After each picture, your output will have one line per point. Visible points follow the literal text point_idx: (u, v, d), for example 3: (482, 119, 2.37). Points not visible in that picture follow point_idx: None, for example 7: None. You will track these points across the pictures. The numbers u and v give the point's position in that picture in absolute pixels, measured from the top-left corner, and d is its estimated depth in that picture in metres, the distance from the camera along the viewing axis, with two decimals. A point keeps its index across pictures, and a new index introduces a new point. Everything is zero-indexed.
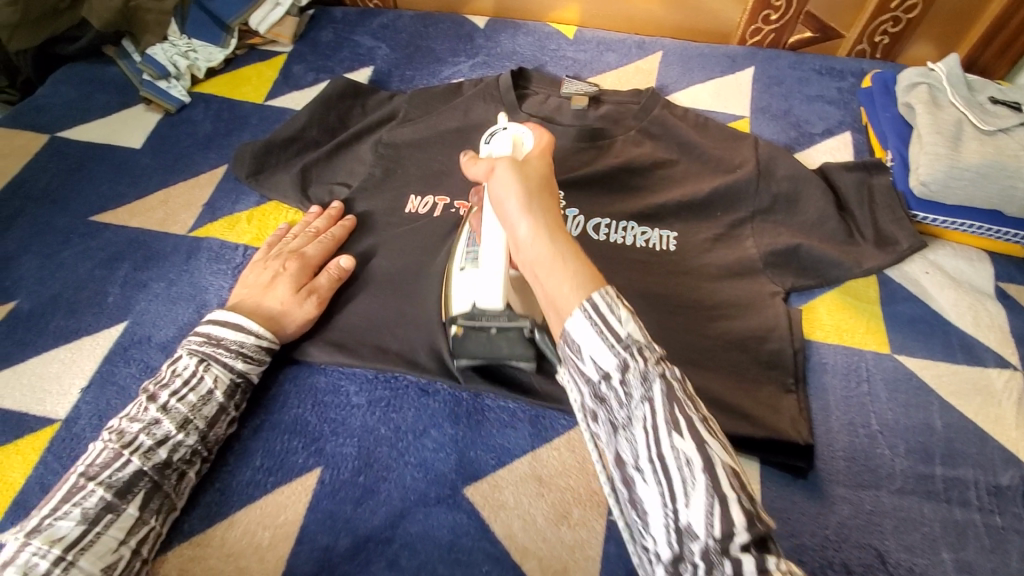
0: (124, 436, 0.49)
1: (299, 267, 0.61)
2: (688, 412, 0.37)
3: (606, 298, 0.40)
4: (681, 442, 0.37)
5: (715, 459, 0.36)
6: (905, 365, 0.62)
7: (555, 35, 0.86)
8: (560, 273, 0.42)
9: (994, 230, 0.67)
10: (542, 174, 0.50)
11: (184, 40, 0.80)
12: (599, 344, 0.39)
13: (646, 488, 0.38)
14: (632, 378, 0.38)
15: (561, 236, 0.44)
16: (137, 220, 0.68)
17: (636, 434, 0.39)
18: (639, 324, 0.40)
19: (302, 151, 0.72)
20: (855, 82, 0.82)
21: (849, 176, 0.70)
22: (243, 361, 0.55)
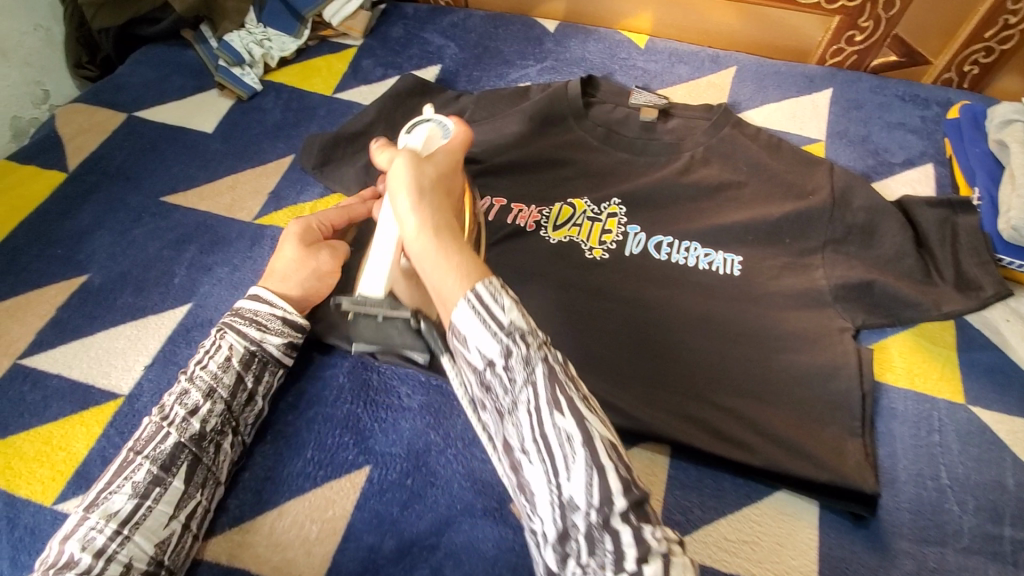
0: (162, 410, 0.51)
1: (302, 227, 0.60)
2: (568, 393, 0.39)
3: (490, 287, 0.40)
4: (562, 420, 0.39)
5: (593, 433, 0.39)
6: (979, 418, 0.58)
7: (627, 43, 0.84)
8: (446, 272, 0.41)
9: None
10: (444, 169, 0.48)
11: (260, 28, 0.81)
12: (482, 331, 0.39)
13: (531, 469, 0.40)
14: (517, 362, 0.39)
15: (446, 230, 0.43)
16: (205, 204, 0.70)
17: (521, 418, 0.40)
18: (522, 310, 0.40)
19: (367, 145, 0.72)
20: (941, 112, 0.78)
21: (931, 213, 0.66)
22: (255, 328, 0.55)
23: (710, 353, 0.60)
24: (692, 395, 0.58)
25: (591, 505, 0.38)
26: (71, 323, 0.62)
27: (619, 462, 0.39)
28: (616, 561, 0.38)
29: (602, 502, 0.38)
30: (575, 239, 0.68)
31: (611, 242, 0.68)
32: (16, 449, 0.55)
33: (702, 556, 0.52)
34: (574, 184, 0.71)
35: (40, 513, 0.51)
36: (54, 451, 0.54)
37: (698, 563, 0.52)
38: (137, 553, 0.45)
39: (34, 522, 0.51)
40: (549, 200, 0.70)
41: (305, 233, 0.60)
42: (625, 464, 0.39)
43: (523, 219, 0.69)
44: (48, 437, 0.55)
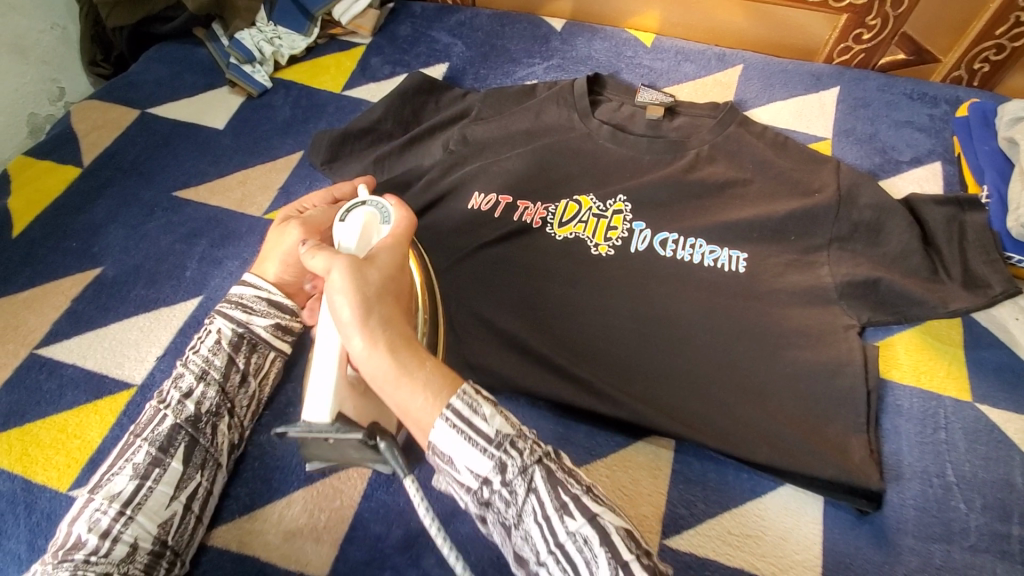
0: (160, 394, 0.52)
1: (285, 210, 0.61)
2: (571, 490, 0.41)
3: (466, 398, 0.41)
4: (573, 523, 0.40)
5: (609, 527, 0.39)
6: (986, 416, 0.58)
7: (633, 42, 0.85)
8: (413, 397, 0.41)
9: None
10: (392, 271, 0.46)
11: (271, 27, 0.83)
12: (474, 451, 0.40)
13: None
14: (512, 476, 0.40)
15: (403, 348, 0.42)
16: (216, 199, 0.71)
17: (530, 529, 0.40)
18: (508, 421, 0.42)
19: (375, 143, 0.74)
20: (949, 110, 0.78)
21: (939, 211, 0.66)
22: (240, 309, 0.55)
23: (715, 349, 0.60)
24: (696, 390, 0.58)
25: None
26: (85, 315, 0.63)
27: (637, 547, 0.39)
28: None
29: None
30: (581, 235, 0.68)
31: (617, 239, 0.68)
32: (32, 437, 0.56)
33: (705, 550, 0.52)
34: (580, 181, 0.72)
35: (56, 499, 0.52)
36: (68, 439, 0.55)
37: (702, 557, 0.52)
38: (142, 534, 0.46)
39: (50, 508, 0.52)
40: (555, 197, 0.71)
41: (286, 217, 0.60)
42: (643, 547, 0.40)
43: (530, 215, 0.69)
44: (63, 425, 0.56)
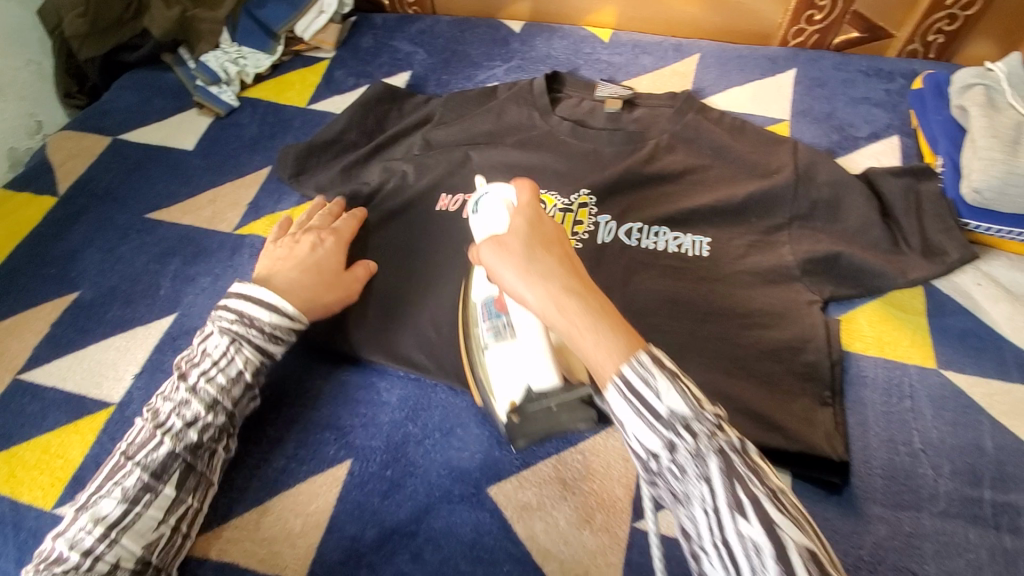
0: (158, 415, 0.52)
1: (336, 242, 0.64)
2: (751, 487, 0.35)
3: (640, 369, 0.37)
4: (745, 526, 0.34)
5: (789, 543, 0.33)
6: (952, 382, 0.59)
7: (591, 38, 0.86)
8: (590, 333, 0.39)
9: (998, 230, 0.64)
10: (542, 228, 0.45)
11: (234, 47, 0.85)
12: (639, 423, 0.38)
13: (714, 570, 0.37)
14: (683, 458, 0.37)
15: (574, 290, 0.41)
16: (188, 217, 0.73)
17: (696, 513, 0.37)
18: (685, 396, 0.37)
19: (342, 153, 0.75)
20: (906, 84, 0.79)
21: (896, 182, 0.67)
22: (271, 342, 0.56)
23: (681, 333, 0.61)
24: None
25: None
26: (64, 338, 0.65)
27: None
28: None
29: None
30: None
31: (583, 233, 0.69)
32: (18, 458, 0.57)
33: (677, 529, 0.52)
34: (545, 177, 0.73)
35: (42, 517, 0.54)
36: (51, 458, 0.57)
37: (674, 537, 0.52)
38: (125, 554, 0.47)
39: (38, 525, 0.53)
40: None
41: (336, 252, 0.63)
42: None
43: None
44: (47, 446, 0.58)
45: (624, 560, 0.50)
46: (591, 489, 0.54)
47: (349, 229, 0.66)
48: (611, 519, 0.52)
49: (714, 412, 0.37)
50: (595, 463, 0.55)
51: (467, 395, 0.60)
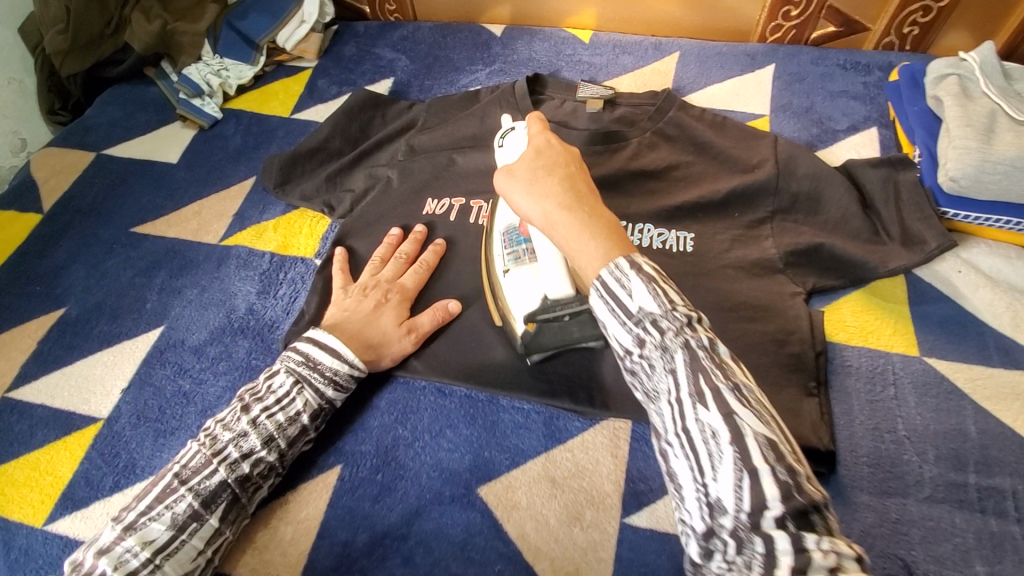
0: (216, 442, 0.51)
1: (403, 300, 0.62)
2: (713, 381, 0.39)
3: (616, 273, 0.42)
4: (704, 414, 0.38)
5: (743, 429, 0.37)
6: (935, 369, 0.60)
7: (571, 40, 0.87)
8: (585, 239, 0.44)
9: (1000, 221, 0.64)
10: (554, 155, 0.49)
11: (216, 59, 0.85)
12: (616, 322, 0.43)
13: (679, 462, 0.40)
14: (653, 351, 0.41)
15: (575, 205, 0.45)
16: (174, 230, 0.73)
17: (663, 406, 0.42)
18: (654, 296, 0.41)
19: (326, 161, 0.75)
20: (883, 76, 0.80)
21: (874, 173, 0.68)
22: (333, 389, 0.56)
23: None
24: None
25: (740, 509, 0.36)
26: (52, 354, 0.65)
27: (778, 464, 0.36)
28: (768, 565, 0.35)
29: (753, 509, 0.36)
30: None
31: None
32: (8, 475, 0.57)
33: (667, 523, 0.53)
34: None
35: (31, 534, 0.54)
36: (41, 476, 0.57)
37: (664, 531, 0.52)
38: None
39: (28, 542, 0.53)
40: None
41: (404, 309, 0.61)
42: (784, 465, 0.36)
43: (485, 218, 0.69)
44: (36, 463, 0.58)
45: (613, 555, 0.51)
46: (581, 487, 0.55)
47: (419, 281, 0.64)
48: (600, 516, 0.53)
49: (690, 315, 0.41)
50: (583, 460, 0.56)
51: (455, 397, 0.60)
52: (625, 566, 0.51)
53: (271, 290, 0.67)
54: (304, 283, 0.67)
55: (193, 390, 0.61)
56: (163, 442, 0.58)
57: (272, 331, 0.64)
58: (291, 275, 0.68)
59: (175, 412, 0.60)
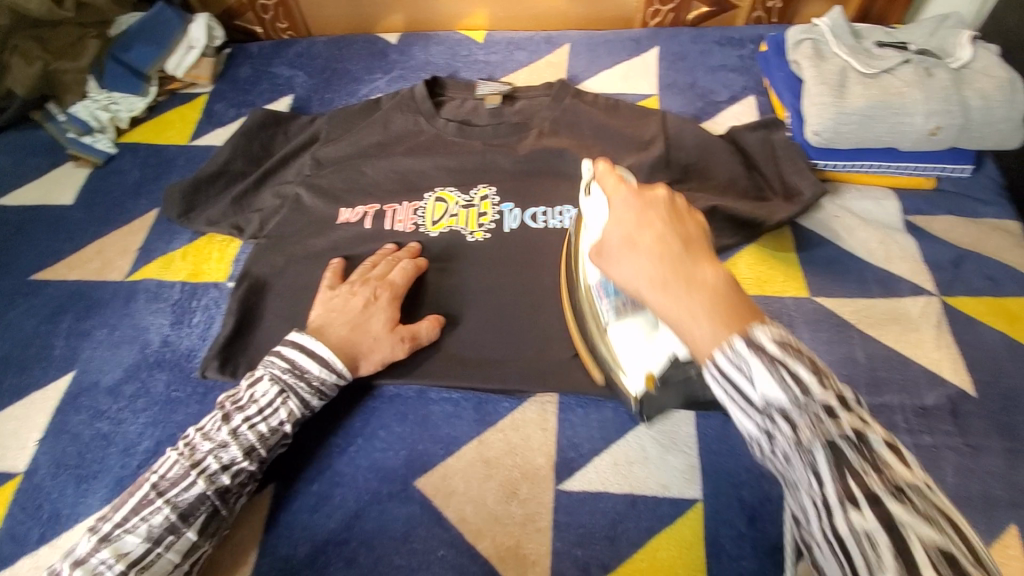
0: (194, 453, 0.51)
1: (391, 301, 0.61)
2: (866, 481, 0.30)
3: (731, 357, 0.34)
4: (860, 521, 0.29)
5: (910, 536, 0.28)
6: (824, 306, 0.65)
7: (466, 41, 0.89)
8: (688, 319, 0.36)
9: (895, 167, 0.72)
10: (637, 219, 0.41)
11: (104, 94, 0.83)
12: (738, 410, 0.35)
13: (827, 565, 0.32)
14: (789, 447, 0.32)
15: (682, 276, 0.37)
16: (76, 272, 0.70)
17: (804, 502, 0.33)
18: (781, 384, 0.32)
19: (229, 184, 0.74)
20: (755, 48, 0.86)
21: (753, 136, 0.74)
22: (318, 399, 0.55)
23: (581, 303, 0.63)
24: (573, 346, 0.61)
25: None
26: None
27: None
28: None
29: None
30: (453, 228, 0.69)
31: (489, 223, 0.69)
32: None
33: (597, 484, 0.56)
34: (438, 176, 0.74)
35: None
36: None
37: (595, 491, 0.55)
38: None
39: None
40: (420, 197, 0.72)
41: (394, 312, 0.60)
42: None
43: (401, 222, 0.70)
44: None
45: (551, 523, 0.54)
46: (515, 463, 0.57)
47: (405, 279, 0.63)
48: (535, 488, 0.56)
49: (827, 400, 0.32)
50: (514, 438, 0.59)
51: (384, 397, 0.61)
52: (562, 532, 0.53)
53: (185, 319, 0.66)
54: (219, 308, 0.66)
55: (113, 430, 0.59)
56: (86, 488, 0.56)
57: (190, 359, 0.63)
58: (205, 301, 0.67)
59: (96, 455, 0.58)
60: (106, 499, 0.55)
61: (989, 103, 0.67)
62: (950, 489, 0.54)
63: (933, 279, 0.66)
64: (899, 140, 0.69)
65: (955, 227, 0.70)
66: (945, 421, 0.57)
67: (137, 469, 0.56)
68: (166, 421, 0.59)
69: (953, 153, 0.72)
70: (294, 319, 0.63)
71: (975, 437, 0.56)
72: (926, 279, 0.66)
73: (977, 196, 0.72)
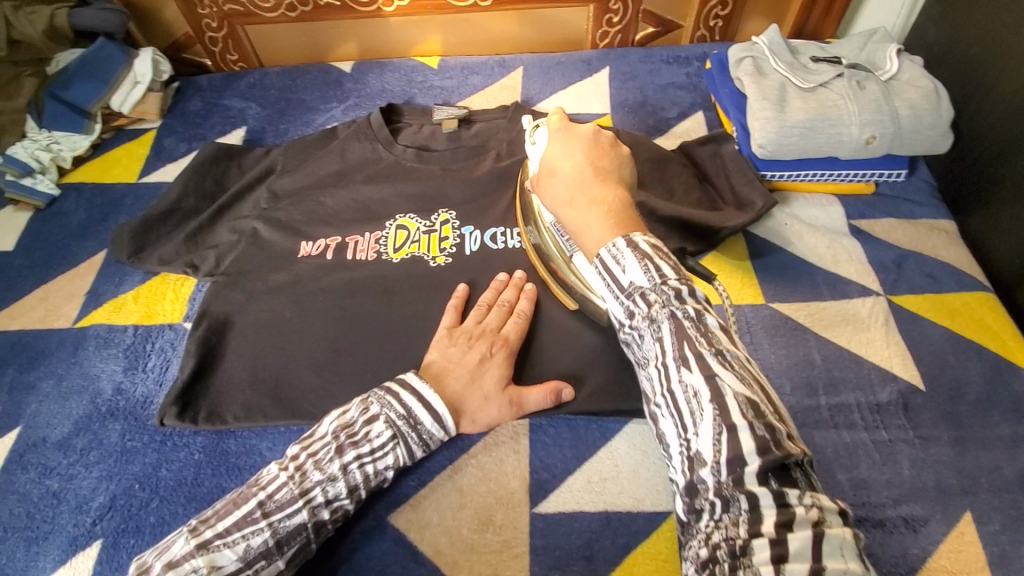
0: (306, 480, 0.49)
1: (506, 359, 0.58)
2: (697, 347, 0.43)
3: (613, 251, 0.48)
4: (687, 375, 0.42)
5: (725, 390, 0.41)
6: (779, 311, 0.68)
7: (421, 67, 0.90)
8: (585, 229, 0.51)
9: (837, 174, 0.76)
10: (567, 151, 0.56)
11: (44, 134, 0.80)
12: (612, 295, 0.49)
13: (664, 421, 0.44)
14: (650, 319, 0.46)
15: (597, 202, 0.52)
16: (18, 322, 0.67)
17: (653, 371, 0.45)
18: (645, 272, 0.46)
19: (182, 221, 0.73)
20: (700, 65, 0.90)
21: (705, 150, 0.76)
22: (422, 449, 0.54)
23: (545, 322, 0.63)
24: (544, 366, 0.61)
25: (717, 461, 0.40)
26: None
27: (756, 421, 0.40)
28: (752, 519, 0.38)
29: (732, 459, 0.39)
30: (416, 254, 0.69)
31: (450, 247, 0.69)
32: None
33: (572, 505, 0.56)
34: (398, 204, 0.73)
35: None
36: None
37: (569, 511, 0.55)
38: None
39: None
40: (382, 226, 0.71)
41: (507, 370, 0.57)
42: (763, 423, 0.40)
43: (362, 251, 0.69)
44: None
45: (528, 549, 0.53)
46: (489, 490, 0.57)
47: (504, 324, 0.60)
48: (510, 514, 0.55)
49: (677, 287, 0.45)
50: (486, 464, 0.58)
51: None
52: (539, 557, 0.53)
53: (139, 364, 0.63)
54: (175, 350, 0.64)
55: (64, 487, 0.56)
56: (38, 550, 0.53)
57: (146, 407, 0.60)
58: (159, 344, 0.65)
59: (46, 514, 0.55)
60: (59, 560, 0.52)
61: (917, 112, 0.71)
62: (908, 481, 0.56)
63: (877, 279, 0.70)
64: (839, 150, 0.73)
65: (895, 229, 0.74)
66: (899, 416, 0.60)
67: (91, 527, 0.53)
68: (121, 473, 0.56)
69: (889, 159, 0.76)
70: (256, 356, 0.62)
71: (926, 429, 0.59)
72: (873, 280, 0.70)
73: (913, 198, 0.77)
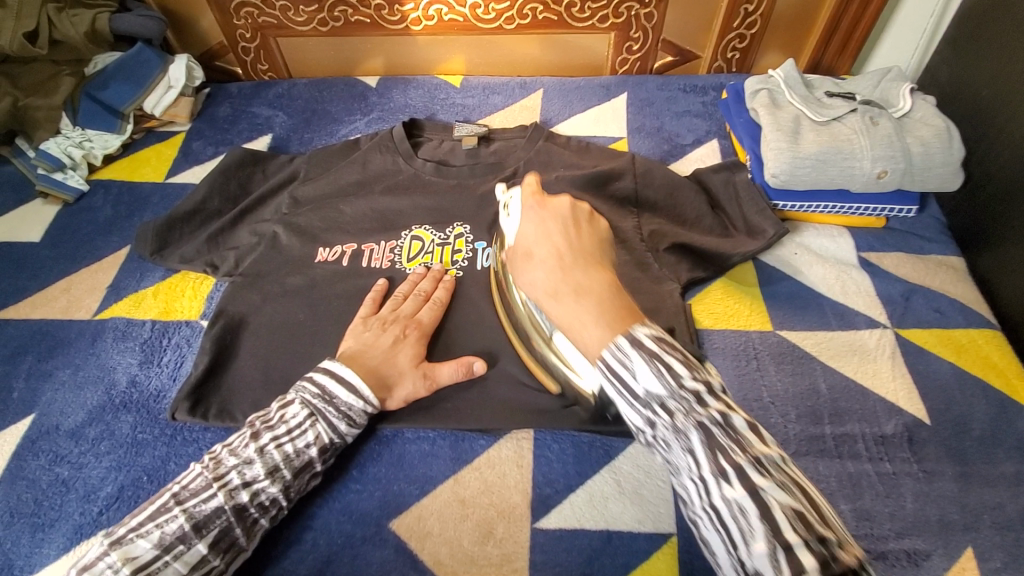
0: (220, 466, 0.51)
1: (418, 340, 0.61)
2: (734, 458, 0.38)
3: (618, 353, 0.42)
4: (731, 493, 0.37)
5: (771, 503, 0.36)
6: (787, 339, 0.68)
7: (444, 85, 0.93)
8: (579, 326, 0.44)
9: (848, 207, 0.77)
10: (540, 230, 0.49)
11: (77, 131, 0.83)
12: (625, 403, 0.43)
13: (709, 533, 0.40)
14: (673, 426, 0.40)
15: (584, 289, 0.45)
16: (40, 311, 0.69)
17: (688, 484, 0.41)
18: (659, 377, 0.40)
19: (205, 222, 0.75)
20: (716, 95, 0.92)
21: (717, 177, 0.78)
22: (345, 422, 0.55)
23: None
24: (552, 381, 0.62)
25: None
26: None
27: (806, 532, 0.35)
28: None
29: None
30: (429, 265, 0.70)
31: (463, 260, 0.70)
32: None
33: (574, 522, 0.56)
34: (415, 215, 0.75)
35: None
36: None
37: (570, 528, 0.55)
38: None
39: None
40: (397, 236, 0.73)
41: (419, 352, 0.60)
42: (815, 535, 0.35)
43: (378, 259, 0.71)
44: None
45: (527, 563, 0.53)
46: (491, 502, 0.57)
47: (423, 313, 0.63)
48: (511, 527, 0.55)
49: (696, 388, 0.40)
50: (490, 476, 0.59)
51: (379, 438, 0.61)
52: (539, 571, 0.53)
53: (155, 358, 0.64)
54: (190, 347, 0.65)
55: (73, 476, 0.57)
56: (42, 537, 0.53)
57: (159, 400, 0.61)
58: (175, 339, 0.66)
59: (54, 502, 0.55)
60: (63, 548, 0.52)
61: (928, 150, 0.73)
62: (911, 515, 0.56)
63: (886, 312, 0.70)
64: (850, 183, 0.74)
65: (904, 263, 0.75)
66: (904, 449, 0.60)
67: (97, 516, 0.54)
68: (130, 464, 0.57)
69: (900, 195, 0.77)
70: (268, 357, 0.63)
71: (931, 464, 0.59)
72: (881, 313, 0.70)
73: (923, 234, 0.78)
